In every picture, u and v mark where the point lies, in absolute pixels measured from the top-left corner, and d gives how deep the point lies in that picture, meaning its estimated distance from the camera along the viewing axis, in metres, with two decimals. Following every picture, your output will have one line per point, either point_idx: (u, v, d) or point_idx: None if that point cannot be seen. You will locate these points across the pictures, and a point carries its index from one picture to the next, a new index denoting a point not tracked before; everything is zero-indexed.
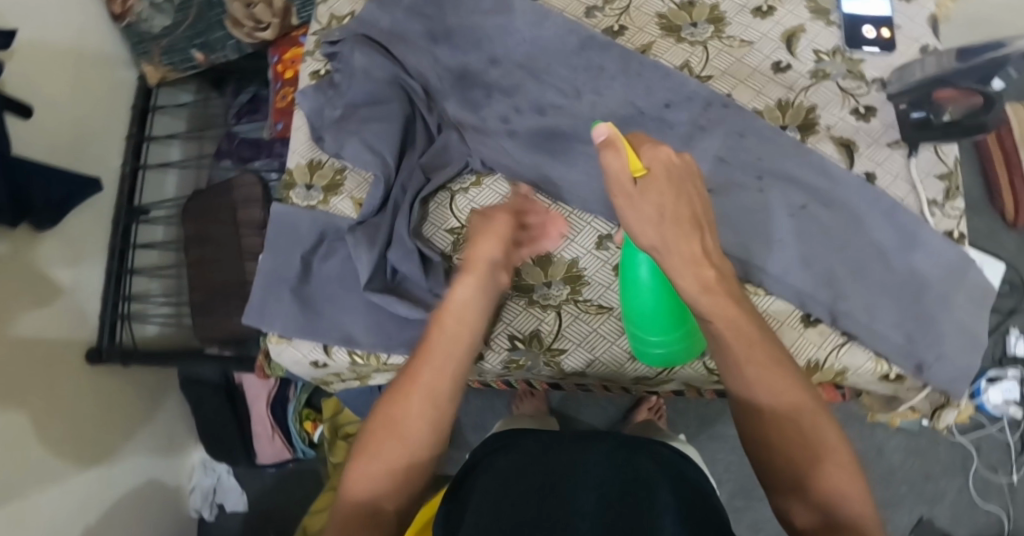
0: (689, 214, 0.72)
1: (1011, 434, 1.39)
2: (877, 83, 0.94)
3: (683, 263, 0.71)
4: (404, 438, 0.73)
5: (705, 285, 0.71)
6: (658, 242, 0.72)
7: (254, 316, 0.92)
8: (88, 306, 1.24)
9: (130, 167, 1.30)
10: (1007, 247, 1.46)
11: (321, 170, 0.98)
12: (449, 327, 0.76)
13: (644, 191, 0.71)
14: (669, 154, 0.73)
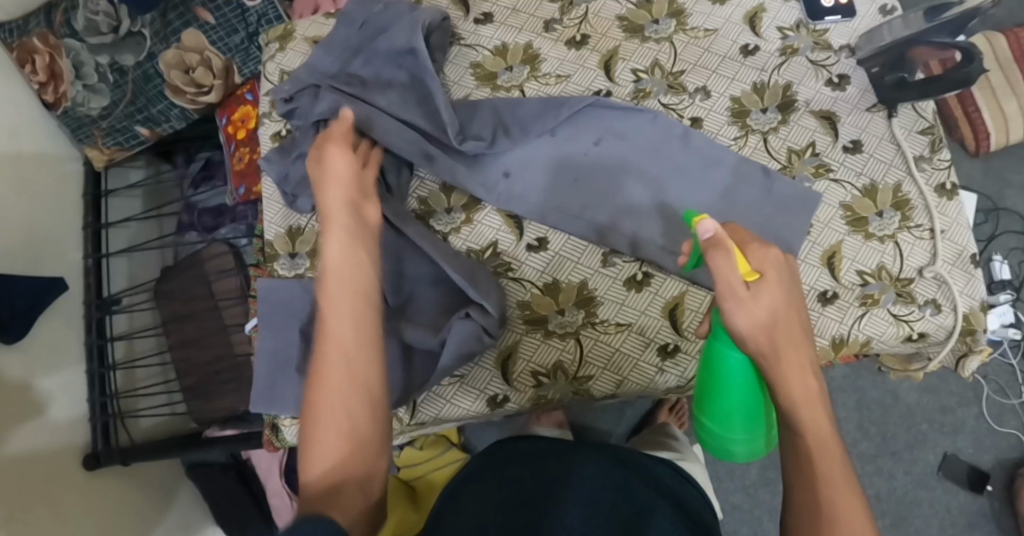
0: (797, 319, 0.69)
1: (1013, 356, 1.42)
2: (845, 49, 0.94)
3: (795, 371, 0.67)
4: (353, 409, 0.65)
5: (810, 397, 0.67)
6: (764, 348, 0.67)
7: (262, 402, 0.88)
8: (74, 415, 1.17)
9: (93, 259, 1.22)
10: (974, 176, 1.50)
11: (302, 236, 0.93)
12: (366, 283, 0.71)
13: (757, 293, 0.67)
14: (779, 255, 0.69)
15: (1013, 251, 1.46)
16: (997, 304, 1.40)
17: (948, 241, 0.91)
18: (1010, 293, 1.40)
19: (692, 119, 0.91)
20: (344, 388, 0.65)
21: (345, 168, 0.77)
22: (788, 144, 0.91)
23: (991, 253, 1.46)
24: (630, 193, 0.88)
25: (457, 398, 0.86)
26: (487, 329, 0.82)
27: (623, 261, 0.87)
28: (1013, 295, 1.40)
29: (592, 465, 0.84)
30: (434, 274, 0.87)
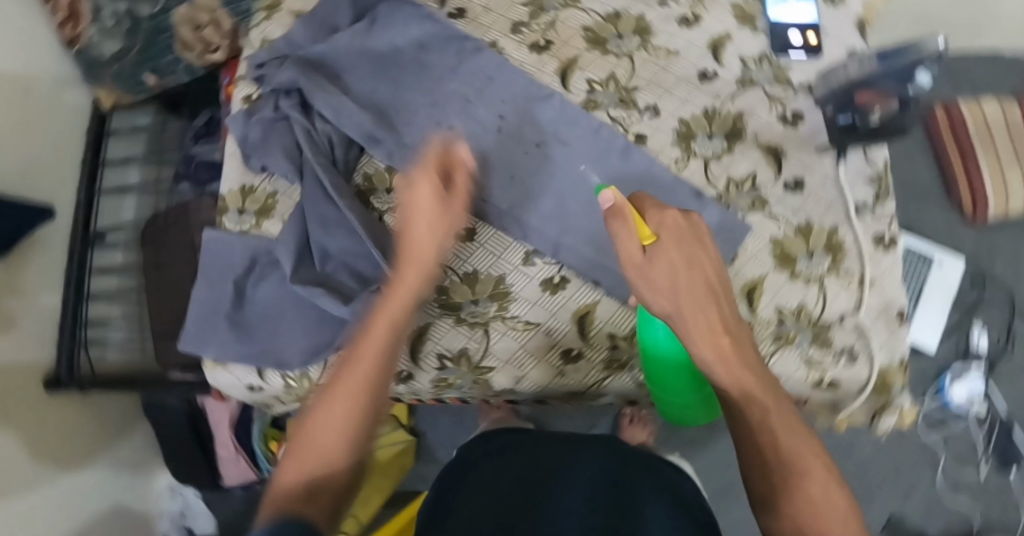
0: (704, 281, 0.73)
1: (978, 429, 1.38)
2: (804, 88, 0.95)
3: (701, 333, 0.72)
4: (330, 416, 0.71)
5: (720, 354, 0.71)
6: (671, 310, 0.73)
7: (188, 342, 0.93)
8: (41, 338, 1.26)
9: (85, 195, 1.34)
10: (968, 242, 1.47)
11: (254, 195, 0.97)
12: (383, 322, 0.76)
13: (655, 257, 0.72)
14: (677, 218, 0.74)
15: (993, 322, 1.43)
16: (966, 374, 1.38)
17: (876, 292, 0.90)
18: (982, 364, 1.39)
19: (637, 135, 0.92)
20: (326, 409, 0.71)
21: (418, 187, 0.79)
22: (728, 173, 0.92)
23: (971, 321, 1.43)
24: (563, 199, 0.90)
25: None
26: None
27: (543, 263, 0.89)
28: (984, 367, 1.39)
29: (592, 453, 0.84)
30: (359, 248, 0.90)
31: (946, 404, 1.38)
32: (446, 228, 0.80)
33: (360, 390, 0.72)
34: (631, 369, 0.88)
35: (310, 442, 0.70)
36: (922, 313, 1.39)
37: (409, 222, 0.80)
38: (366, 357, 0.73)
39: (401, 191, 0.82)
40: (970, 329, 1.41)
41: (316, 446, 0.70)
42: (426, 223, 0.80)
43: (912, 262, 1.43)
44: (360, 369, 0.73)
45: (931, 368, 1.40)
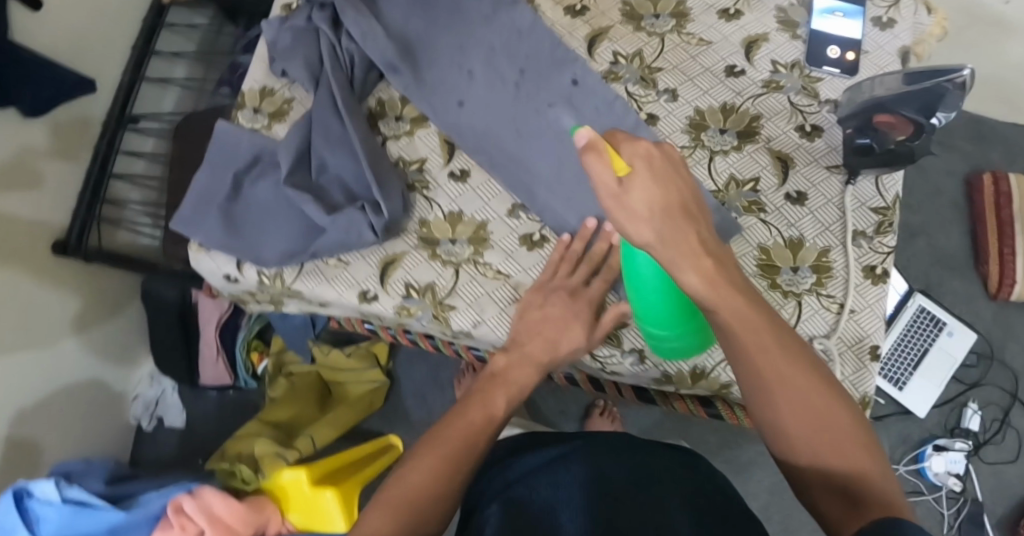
0: (679, 202, 0.64)
1: (946, 506, 1.39)
2: (829, 104, 0.93)
3: (685, 256, 0.63)
4: (429, 470, 0.71)
5: (710, 280, 0.64)
6: (651, 241, 0.64)
7: (180, 223, 0.96)
8: (59, 204, 1.30)
9: (129, 77, 1.36)
10: (984, 318, 1.48)
11: (271, 98, 1.00)
12: (503, 391, 0.79)
13: (629, 187, 0.63)
14: (650, 143, 0.64)
15: (990, 405, 1.44)
16: (950, 450, 1.39)
17: (853, 322, 0.88)
18: (968, 442, 1.40)
19: (649, 115, 0.92)
20: (425, 467, 0.71)
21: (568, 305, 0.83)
22: (732, 170, 0.90)
23: (967, 398, 1.44)
24: (560, 160, 0.90)
25: (335, 281, 0.91)
26: (372, 226, 0.87)
27: (526, 219, 0.90)
28: (971, 446, 1.40)
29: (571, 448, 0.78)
30: (353, 170, 0.91)
31: (922, 472, 1.40)
32: (575, 323, 0.82)
33: (469, 446, 0.73)
34: None
35: (407, 485, 0.70)
36: (918, 382, 1.41)
37: (545, 298, 0.84)
38: (472, 417, 0.75)
39: (540, 281, 0.86)
40: (964, 406, 1.43)
41: (416, 499, 0.69)
42: (568, 331, 0.82)
43: (923, 324, 1.43)
44: (469, 426, 0.74)
45: (916, 433, 1.43)
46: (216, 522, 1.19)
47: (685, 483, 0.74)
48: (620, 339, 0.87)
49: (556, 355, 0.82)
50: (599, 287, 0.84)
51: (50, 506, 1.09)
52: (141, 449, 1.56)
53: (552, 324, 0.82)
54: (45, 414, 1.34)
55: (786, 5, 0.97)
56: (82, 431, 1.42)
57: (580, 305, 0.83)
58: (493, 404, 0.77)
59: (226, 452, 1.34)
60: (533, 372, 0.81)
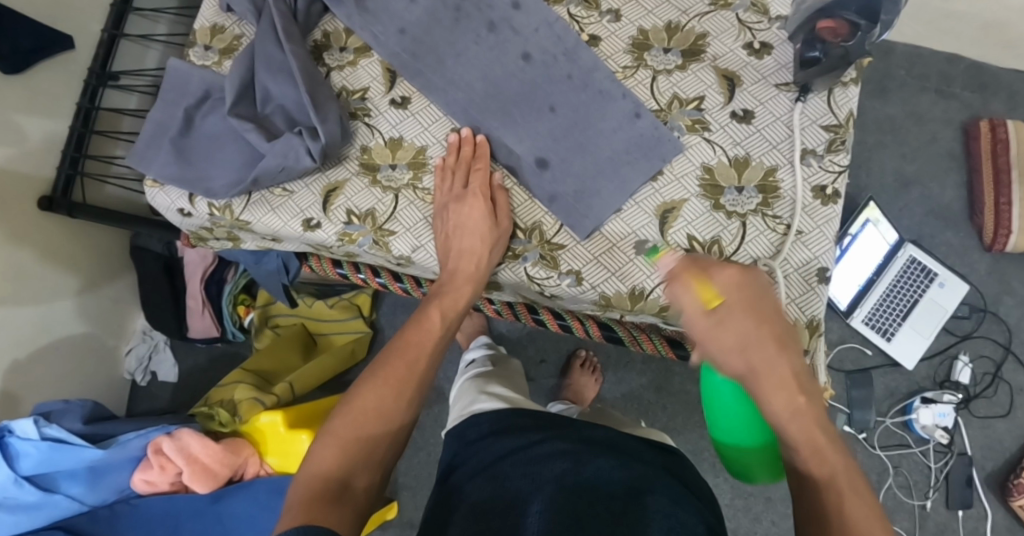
0: (773, 333, 0.69)
1: (934, 460, 1.38)
2: (780, 20, 0.89)
3: (775, 391, 0.69)
4: (376, 396, 0.75)
5: (796, 411, 0.69)
6: (745, 372, 0.70)
7: (133, 159, 0.97)
8: (48, 160, 1.35)
9: (108, 34, 1.37)
10: (979, 270, 1.45)
11: (221, 35, 1.01)
12: (435, 309, 0.83)
13: (723, 321, 0.69)
14: (737, 275, 0.71)
15: (982, 358, 1.41)
16: (938, 403, 1.37)
17: (800, 244, 0.85)
18: (957, 395, 1.38)
19: (591, 36, 0.90)
20: (372, 395, 0.75)
21: (470, 208, 0.85)
22: (675, 90, 0.88)
23: (958, 352, 1.42)
24: (497, 83, 0.90)
25: (279, 209, 0.92)
26: (309, 151, 0.87)
27: None
28: (960, 399, 1.38)
29: (559, 444, 0.77)
30: (295, 98, 0.92)
31: (910, 425, 1.38)
32: (496, 242, 0.86)
33: (411, 376, 0.78)
34: (524, 262, 0.87)
35: (356, 410, 0.74)
36: (906, 332, 1.40)
37: (453, 218, 0.86)
38: (416, 338, 0.80)
39: (443, 197, 0.88)
40: (955, 359, 1.41)
41: (368, 426, 0.74)
42: (478, 236, 0.85)
43: (913, 275, 1.41)
44: (408, 359, 0.79)
45: (904, 386, 1.42)
46: (193, 462, 1.22)
47: (664, 478, 0.75)
48: (557, 261, 0.86)
49: (483, 269, 0.86)
50: (496, 193, 0.87)
51: (31, 443, 1.13)
52: (136, 402, 1.61)
53: (469, 224, 0.85)
54: (41, 365, 1.39)
55: None
56: (77, 383, 1.47)
57: (485, 201, 0.85)
58: (430, 328, 0.82)
59: (211, 399, 1.36)
60: (467, 291, 0.86)
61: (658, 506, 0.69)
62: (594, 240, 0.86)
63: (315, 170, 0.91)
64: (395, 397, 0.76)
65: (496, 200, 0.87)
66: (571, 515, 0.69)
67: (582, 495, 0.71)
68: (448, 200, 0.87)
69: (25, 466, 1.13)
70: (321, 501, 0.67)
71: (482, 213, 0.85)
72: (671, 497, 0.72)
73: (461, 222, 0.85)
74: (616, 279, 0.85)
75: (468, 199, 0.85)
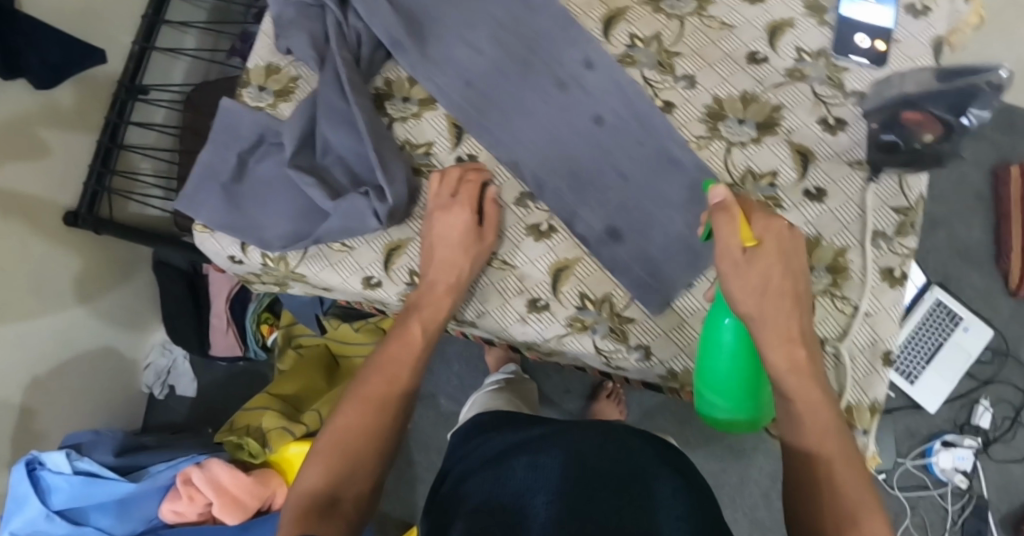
0: (793, 289, 0.74)
1: (951, 501, 1.40)
2: (855, 96, 0.88)
3: (775, 341, 0.73)
4: (359, 413, 0.80)
5: (794, 366, 0.73)
6: (755, 312, 0.73)
7: (183, 203, 0.94)
8: (74, 173, 1.31)
9: (139, 47, 1.33)
10: (1002, 314, 1.46)
11: (277, 76, 0.97)
12: (418, 322, 0.84)
13: (753, 261, 0.72)
14: (783, 228, 0.74)
15: (1002, 402, 1.42)
16: (959, 446, 1.39)
17: (867, 326, 0.85)
18: (977, 440, 1.40)
19: (665, 102, 0.89)
20: (354, 412, 0.80)
21: (452, 218, 0.85)
22: (749, 163, 0.87)
23: (979, 395, 1.43)
24: (567, 146, 0.88)
25: (338, 265, 0.90)
26: (375, 212, 0.85)
27: (534, 209, 0.88)
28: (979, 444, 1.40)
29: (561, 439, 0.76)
30: (357, 150, 0.89)
31: (929, 467, 1.41)
32: (478, 254, 0.85)
33: (392, 390, 0.82)
34: (593, 335, 0.85)
35: (343, 426, 0.79)
36: (931, 376, 1.41)
37: (437, 227, 0.85)
38: (398, 351, 0.84)
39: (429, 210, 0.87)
40: (976, 403, 1.42)
41: (350, 440, 0.78)
42: (458, 246, 0.84)
43: (940, 318, 1.42)
44: (389, 378, 0.82)
45: (924, 427, 1.43)
46: (222, 494, 1.21)
47: (660, 462, 0.76)
48: (627, 335, 0.84)
49: (464, 280, 0.84)
50: (484, 205, 0.86)
51: (62, 477, 1.11)
52: (153, 415, 1.58)
53: (450, 233, 0.84)
54: (61, 382, 1.36)
55: None
56: (96, 399, 1.44)
57: (467, 211, 0.85)
58: (412, 342, 0.84)
59: (236, 424, 1.34)
60: (446, 302, 0.85)
61: (664, 495, 0.71)
62: (665, 315, 0.84)
63: (379, 229, 0.89)
64: (375, 409, 0.80)
65: (484, 209, 0.86)
66: (582, 511, 0.67)
67: (590, 490, 0.70)
68: (436, 208, 0.86)
69: (56, 501, 1.11)
70: (311, 517, 0.72)
71: (467, 223, 0.84)
72: (675, 488, 0.73)
73: (442, 233, 0.85)
74: (686, 355, 0.84)
75: (448, 211, 0.85)
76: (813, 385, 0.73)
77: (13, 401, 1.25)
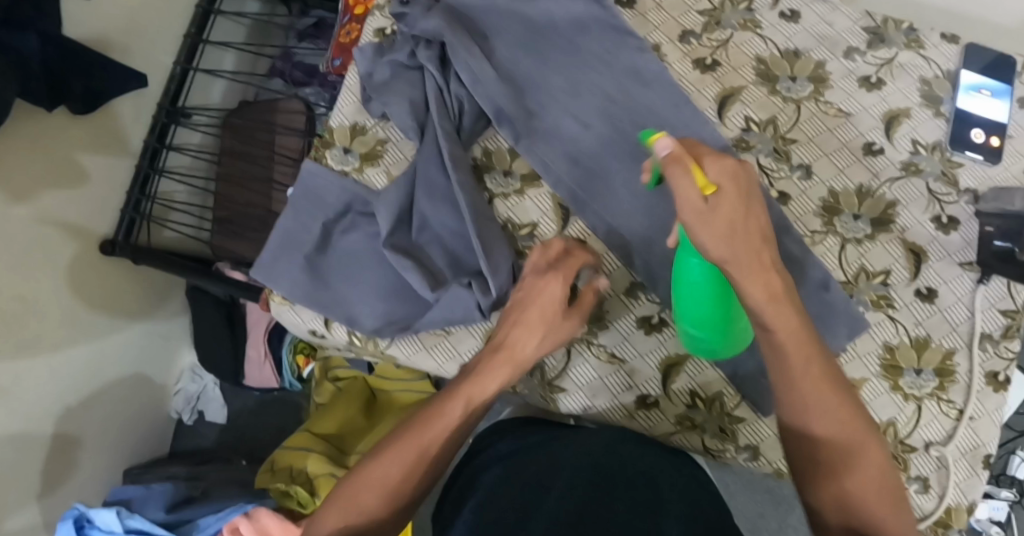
0: (760, 228, 0.66)
1: None
2: (968, 194, 0.87)
3: (752, 278, 0.64)
4: (380, 476, 0.71)
5: (773, 297, 0.65)
6: (728, 254, 0.64)
7: (262, 273, 0.88)
8: (109, 200, 1.23)
9: (181, 67, 1.28)
10: None
11: (363, 137, 0.92)
12: (466, 395, 0.74)
13: (716, 209, 0.64)
14: (735, 164, 0.66)
15: None
16: (995, 496, 1.36)
17: (971, 430, 0.85)
18: (1012, 492, 1.36)
19: (781, 193, 0.86)
20: (376, 473, 0.71)
21: (538, 290, 0.78)
22: (862, 261, 0.86)
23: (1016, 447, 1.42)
24: None
25: (434, 349, 0.86)
26: (481, 305, 0.81)
27: (644, 300, 0.85)
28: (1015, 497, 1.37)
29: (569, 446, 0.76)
30: (459, 230, 0.85)
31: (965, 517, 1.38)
32: (553, 334, 0.79)
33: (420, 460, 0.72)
34: (702, 433, 0.84)
35: (361, 486, 0.71)
36: None
37: (521, 296, 0.79)
38: (437, 418, 0.73)
39: (522, 281, 0.81)
40: (1012, 454, 1.41)
41: (366, 502, 0.70)
42: (535, 322, 0.78)
43: None
44: (421, 440, 0.72)
45: None
46: None
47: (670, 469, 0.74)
48: (735, 435, 0.83)
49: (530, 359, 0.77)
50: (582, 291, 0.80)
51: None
52: (179, 441, 1.52)
53: (531, 307, 0.78)
54: (91, 415, 1.29)
55: (930, 76, 0.90)
56: (127, 431, 1.38)
57: (556, 285, 0.78)
58: (454, 413, 0.73)
59: (277, 465, 1.29)
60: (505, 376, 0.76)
61: (676, 507, 0.69)
62: (774, 415, 0.83)
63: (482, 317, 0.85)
64: (398, 476, 0.71)
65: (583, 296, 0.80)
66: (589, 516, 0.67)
67: (595, 494, 0.69)
68: (525, 278, 0.80)
69: None
70: None
71: (557, 301, 0.78)
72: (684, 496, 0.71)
73: (524, 304, 0.78)
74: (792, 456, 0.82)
75: (535, 280, 0.79)
76: (802, 325, 0.66)
77: (43, 434, 1.18)
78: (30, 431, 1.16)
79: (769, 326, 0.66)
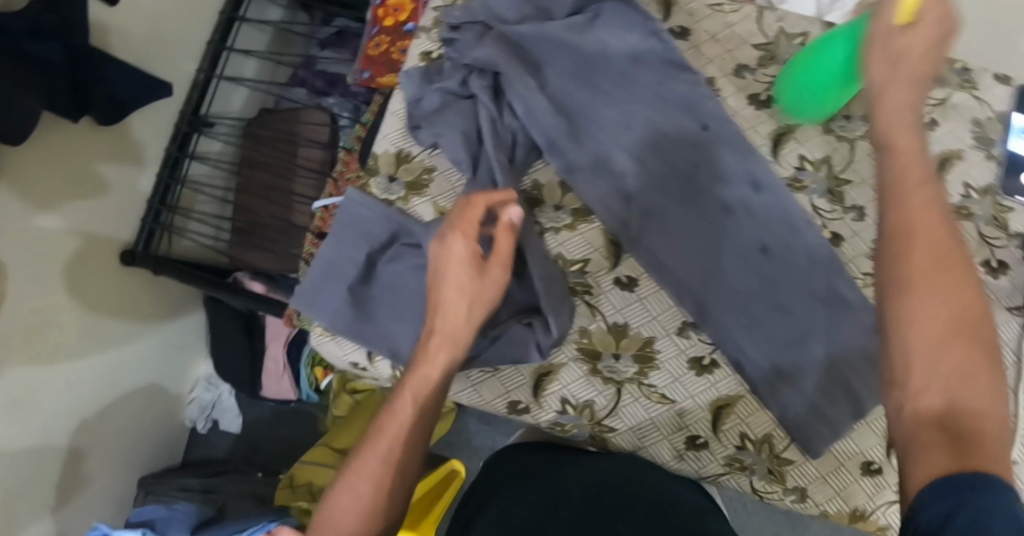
0: (923, 76, 0.59)
1: None
2: (1018, 238, 0.87)
3: (892, 111, 0.58)
4: (351, 493, 0.70)
5: (899, 126, 0.57)
6: (882, 80, 0.59)
7: (304, 304, 0.87)
8: (128, 209, 1.19)
9: (204, 75, 1.25)
10: None
11: (409, 165, 0.90)
12: (409, 396, 0.72)
13: (907, 37, 0.59)
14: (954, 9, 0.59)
15: None
16: None
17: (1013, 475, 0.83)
18: None
19: (833, 234, 0.85)
20: (348, 489, 0.71)
21: (448, 252, 0.74)
22: None
23: None
24: (734, 276, 0.84)
25: (482, 386, 0.86)
26: (539, 345, 0.82)
27: (695, 339, 0.84)
28: None
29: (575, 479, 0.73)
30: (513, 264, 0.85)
31: None
32: (479, 296, 0.74)
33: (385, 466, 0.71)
34: (751, 475, 0.83)
35: (340, 505, 0.70)
36: None
37: (437, 262, 0.75)
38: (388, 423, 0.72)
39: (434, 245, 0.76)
40: None
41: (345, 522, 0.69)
42: (457, 290, 0.74)
43: None
44: (380, 448, 0.71)
45: None
46: None
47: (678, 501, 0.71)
48: (784, 477, 0.82)
49: (462, 336, 0.74)
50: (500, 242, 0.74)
51: None
52: (192, 450, 1.50)
53: (449, 273, 0.74)
54: (105, 427, 1.26)
55: (983, 118, 0.89)
56: (138, 441, 1.35)
57: (470, 246, 0.74)
58: (401, 414, 0.72)
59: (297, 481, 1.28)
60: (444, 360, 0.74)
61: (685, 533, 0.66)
62: (825, 459, 0.82)
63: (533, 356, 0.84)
64: (368, 488, 0.70)
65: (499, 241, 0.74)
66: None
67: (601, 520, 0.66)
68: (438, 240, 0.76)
69: None
70: None
71: (466, 256, 0.74)
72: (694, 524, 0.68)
73: (440, 272, 0.75)
74: (841, 499, 0.81)
75: (443, 243, 0.75)
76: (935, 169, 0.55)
77: (58, 444, 1.15)
78: (45, 442, 1.12)
79: (892, 157, 0.56)
